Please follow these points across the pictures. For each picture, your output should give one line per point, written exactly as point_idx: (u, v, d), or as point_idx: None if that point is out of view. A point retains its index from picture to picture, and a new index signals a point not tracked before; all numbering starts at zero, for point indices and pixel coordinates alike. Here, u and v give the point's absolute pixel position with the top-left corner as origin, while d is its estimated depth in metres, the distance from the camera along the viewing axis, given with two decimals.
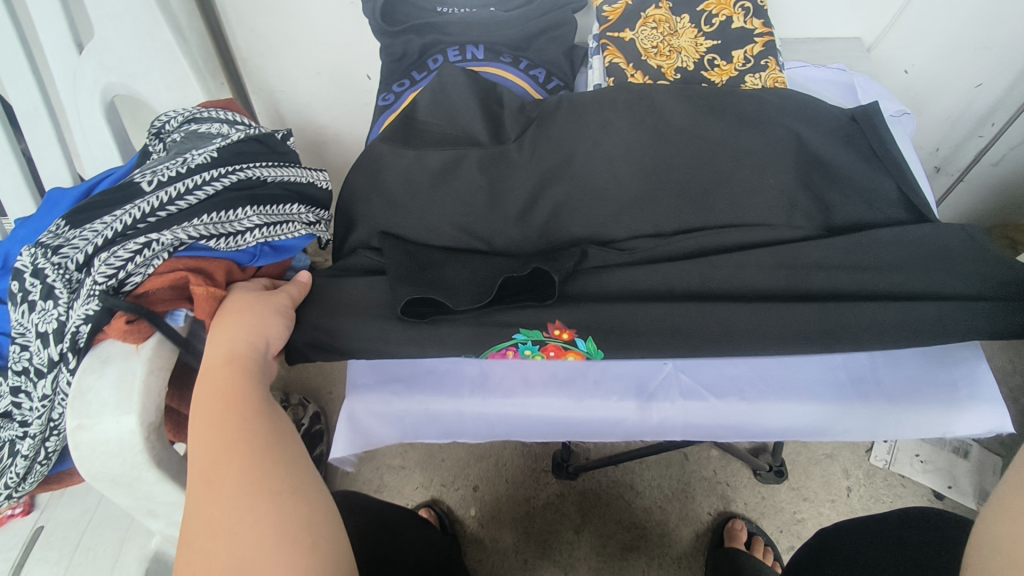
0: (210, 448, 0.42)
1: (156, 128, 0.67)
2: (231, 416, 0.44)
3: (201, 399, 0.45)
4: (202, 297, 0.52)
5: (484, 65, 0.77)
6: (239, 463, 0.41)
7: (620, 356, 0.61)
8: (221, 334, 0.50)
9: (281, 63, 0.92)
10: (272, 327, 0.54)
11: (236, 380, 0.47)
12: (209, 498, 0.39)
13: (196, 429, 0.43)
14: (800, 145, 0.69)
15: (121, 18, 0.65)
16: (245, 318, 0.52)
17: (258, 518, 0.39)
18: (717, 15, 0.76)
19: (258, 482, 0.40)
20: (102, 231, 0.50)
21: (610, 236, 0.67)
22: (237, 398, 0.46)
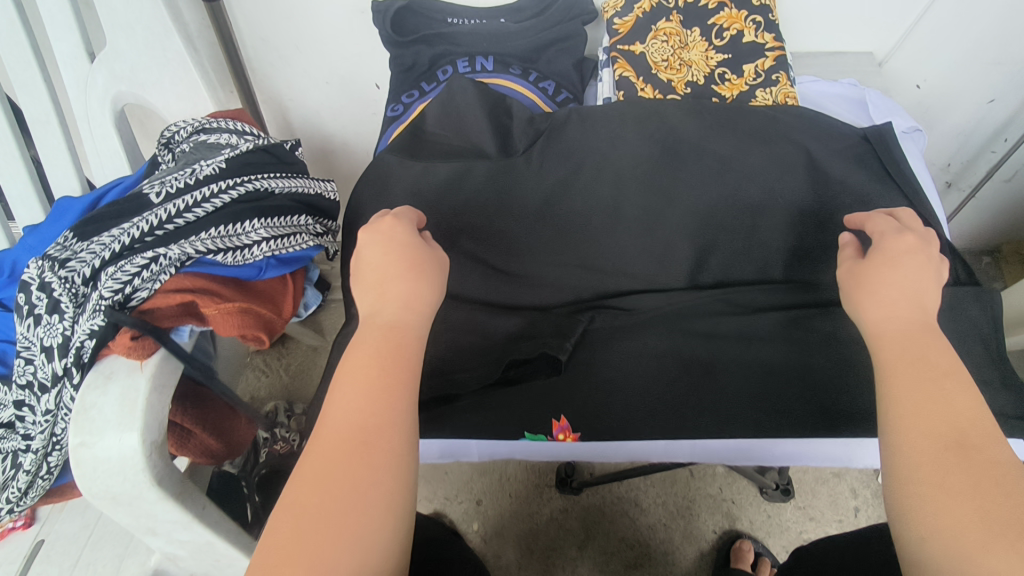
0: (352, 428, 0.40)
1: (165, 139, 0.66)
2: (388, 402, 0.41)
3: (365, 365, 0.43)
4: (216, 317, 0.52)
5: (493, 77, 0.77)
6: (388, 429, 0.40)
7: (626, 375, 0.61)
8: (394, 297, 0.47)
9: (291, 70, 0.92)
10: (441, 274, 0.51)
11: (402, 361, 0.44)
12: (323, 484, 0.38)
13: (351, 397, 0.41)
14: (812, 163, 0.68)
15: (133, 28, 0.65)
16: (423, 268, 0.49)
17: (380, 500, 0.38)
18: (729, 29, 0.75)
19: (376, 497, 0.38)
20: (110, 244, 0.50)
21: (617, 253, 0.66)
22: (399, 383, 0.42)
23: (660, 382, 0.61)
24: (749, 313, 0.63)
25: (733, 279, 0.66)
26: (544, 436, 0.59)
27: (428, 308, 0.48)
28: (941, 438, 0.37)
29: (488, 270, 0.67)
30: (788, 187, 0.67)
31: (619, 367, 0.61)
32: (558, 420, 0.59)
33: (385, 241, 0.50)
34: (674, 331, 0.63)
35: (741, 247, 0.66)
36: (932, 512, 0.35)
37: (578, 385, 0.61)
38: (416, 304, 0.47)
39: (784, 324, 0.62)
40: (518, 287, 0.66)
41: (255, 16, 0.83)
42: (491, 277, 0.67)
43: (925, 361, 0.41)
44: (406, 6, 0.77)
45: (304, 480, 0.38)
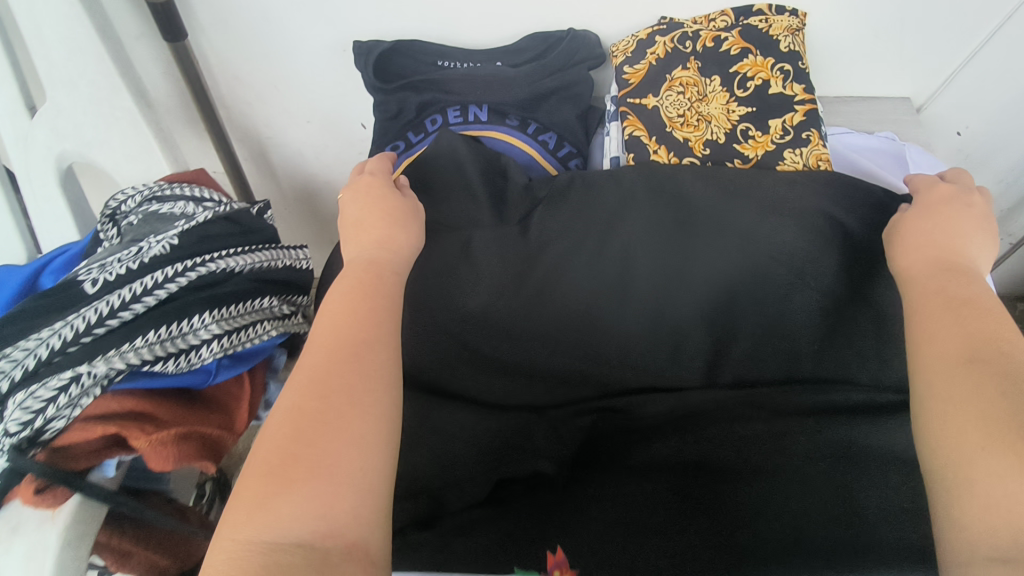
0: (339, 341, 0.45)
1: (109, 210, 0.58)
2: (367, 320, 0.47)
3: (345, 295, 0.49)
4: (147, 452, 0.44)
5: (487, 129, 0.69)
6: (370, 341, 0.45)
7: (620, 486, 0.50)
8: (370, 242, 0.55)
9: (269, 109, 0.84)
10: (414, 216, 0.60)
11: (380, 289, 0.50)
12: (318, 390, 0.42)
13: (335, 316, 0.47)
14: (858, 241, 0.58)
15: (75, 83, 0.57)
16: (396, 210, 0.58)
17: (369, 396, 0.42)
18: (752, 78, 0.66)
19: (366, 394, 0.42)
20: (23, 361, 0.43)
21: (623, 343, 0.58)
22: (377, 307, 0.48)
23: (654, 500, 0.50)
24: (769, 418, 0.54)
25: (757, 376, 0.57)
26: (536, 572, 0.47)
27: (401, 244, 0.56)
28: (953, 357, 0.41)
29: (476, 357, 0.59)
30: (828, 266, 0.57)
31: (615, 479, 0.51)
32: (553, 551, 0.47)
33: (365, 194, 0.58)
34: (684, 437, 0.54)
35: (765, 340, 0.58)
36: (939, 424, 0.39)
37: None
38: (387, 238, 0.55)
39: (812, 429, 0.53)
40: (510, 378, 0.59)
41: (228, 53, 0.76)
42: (479, 366, 0.59)
43: (946, 293, 0.46)
44: (391, 48, 0.69)
45: (298, 385, 0.42)
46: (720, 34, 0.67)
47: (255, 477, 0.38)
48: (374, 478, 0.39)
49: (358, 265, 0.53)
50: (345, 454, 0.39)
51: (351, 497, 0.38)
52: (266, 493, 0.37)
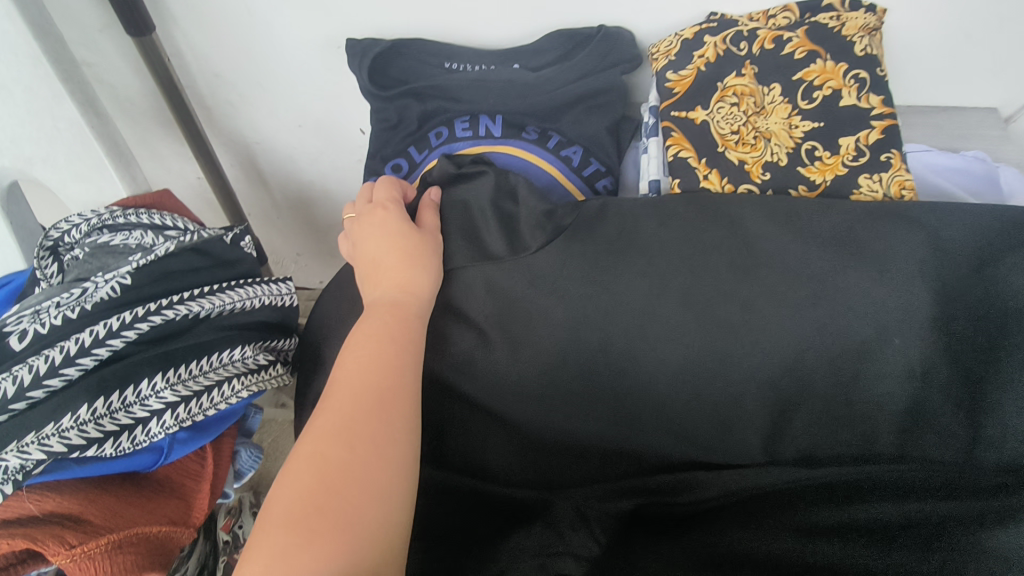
0: (369, 385, 0.39)
1: (50, 242, 0.49)
2: (397, 364, 0.41)
3: (374, 329, 0.44)
4: (69, 567, 0.36)
5: (499, 145, 0.59)
6: (402, 386, 0.40)
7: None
8: (389, 282, 0.47)
9: (255, 112, 0.75)
10: (437, 253, 0.50)
11: (408, 328, 0.45)
12: (347, 433, 0.36)
13: (364, 352, 0.42)
14: (981, 296, 0.44)
15: (9, 90, 0.50)
16: (417, 250, 0.49)
17: (399, 447, 0.37)
18: (821, 87, 0.55)
19: (396, 448, 0.37)
20: None
21: (664, 412, 0.48)
22: (406, 351, 0.43)
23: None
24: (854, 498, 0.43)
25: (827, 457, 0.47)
26: None
27: (423, 286, 0.48)
28: None
29: (483, 420, 0.50)
30: (928, 326, 0.44)
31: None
32: None
33: (384, 225, 0.50)
34: (734, 519, 0.43)
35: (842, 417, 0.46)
36: None
37: None
38: (410, 280, 0.47)
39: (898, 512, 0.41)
40: (524, 448, 0.50)
41: (205, 48, 0.67)
42: (487, 430, 0.50)
43: None
44: (391, 48, 0.60)
45: (322, 426, 0.37)
46: (782, 34, 0.56)
47: (274, 527, 0.32)
48: (393, 544, 0.34)
49: (380, 305, 0.46)
50: (373, 511, 0.34)
51: (377, 557, 0.33)
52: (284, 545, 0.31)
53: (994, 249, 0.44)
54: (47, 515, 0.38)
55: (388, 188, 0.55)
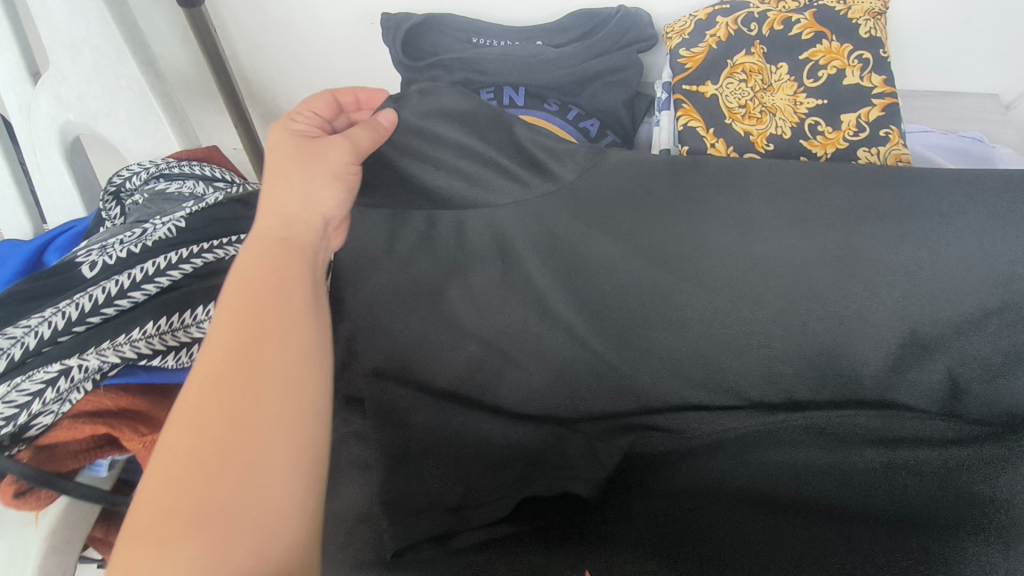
0: (223, 352, 0.32)
1: (114, 186, 0.54)
2: (272, 309, 0.35)
3: (242, 272, 0.36)
4: (142, 452, 0.40)
5: (522, 114, 0.63)
6: (273, 333, 0.33)
7: (658, 511, 0.46)
8: (276, 201, 0.42)
9: (293, 84, 0.80)
10: (330, 160, 0.45)
11: (287, 263, 0.38)
12: (203, 406, 0.30)
13: (225, 304, 0.35)
14: (973, 252, 0.46)
15: (79, 48, 0.53)
16: (312, 163, 0.44)
17: (273, 407, 0.31)
18: (826, 66, 0.59)
19: (261, 415, 0.30)
20: (10, 349, 0.40)
21: (666, 359, 0.52)
22: (285, 291, 0.36)
23: (718, 525, 0.44)
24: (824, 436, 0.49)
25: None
26: None
27: (307, 202, 0.43)
28: None
29: (496, 364, 0.54)
30: (920, 284, 0.47)
31: (666, 517, 0.45)
32: None
33: (282, 141, 0.46)
34: (720, 458, 0.50)
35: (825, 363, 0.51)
36: None
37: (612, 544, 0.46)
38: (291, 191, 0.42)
39: (881, 458, 0.47)
40: (533, 391, 0.53)
41: (249, 22, 0.71)
42: (501, 375, 0.54)
43: None
44: (423, 22, 0.64)
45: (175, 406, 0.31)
46: (791, 16, 0.60)
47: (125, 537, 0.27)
48: (286, 521, 0.29)
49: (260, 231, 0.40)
50: (247, 493, 0.28)
51: (257, 545, 0.27)
52: (136, 557, 0.26)
53: (989, 210, 0.46)
54: (120, 408, 0.41)
55: (319, 98, 0.51)
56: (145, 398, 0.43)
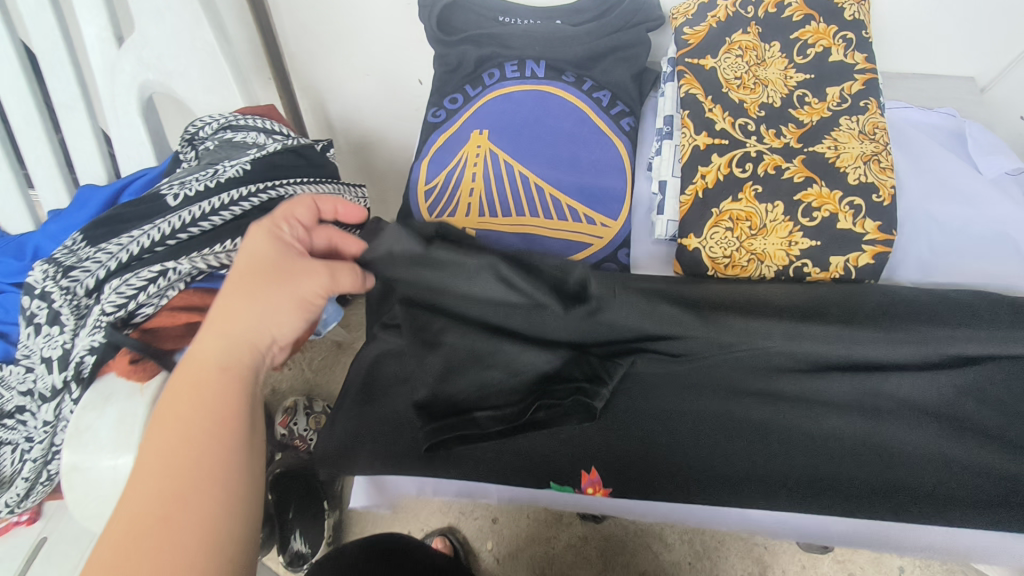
0: (155, 481, 0.37)
1: (189, 135, 0.62)
2: (207, 445, 0.38)
3: (178, 402, 0.39)
4: None
5: (542, 84, 0.71)
6: (200, 471, 0.37)
7: (652, 433, 0.54)
8: (227, 331, 0.42)
9: (331, 62, 0.86)
10: (294, 291, 0.45)
11: (226, 399, 0.41)
12: (130, 548, 0.34)
13: (164, 437, 0.38)
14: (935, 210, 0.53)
15: (161, 15, 0.60)
16: (278, 290, 0.44)
17: (191, 543, 0.35)
18: (813, 45, 0.66)
19: (175, 541, 0.35)
20: (118, 254, 0.48)
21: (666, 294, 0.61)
22: (221, 425, 0.39)
23: (728, 456, 0.54)
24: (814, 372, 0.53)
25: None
26: (570, 487, 0.55)
27: (261, 317, 0.43)
28: None
29: None
30: None
31: (683, 451, 0.54)
32: (588, 472, 0.54)
33: (251, 258, 0.46)
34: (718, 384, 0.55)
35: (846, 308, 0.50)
36: None
37: (607, 444, 0.55)
38: (247, 312, 0.42)
39: (857, 389, 0.52)
40: None
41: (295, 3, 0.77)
42: None
43: None
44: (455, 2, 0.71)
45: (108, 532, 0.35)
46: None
47: None
48: None
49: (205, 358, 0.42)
50: None
51: None
52: None
53: None
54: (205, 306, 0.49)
55: (300, 203, 0.51)
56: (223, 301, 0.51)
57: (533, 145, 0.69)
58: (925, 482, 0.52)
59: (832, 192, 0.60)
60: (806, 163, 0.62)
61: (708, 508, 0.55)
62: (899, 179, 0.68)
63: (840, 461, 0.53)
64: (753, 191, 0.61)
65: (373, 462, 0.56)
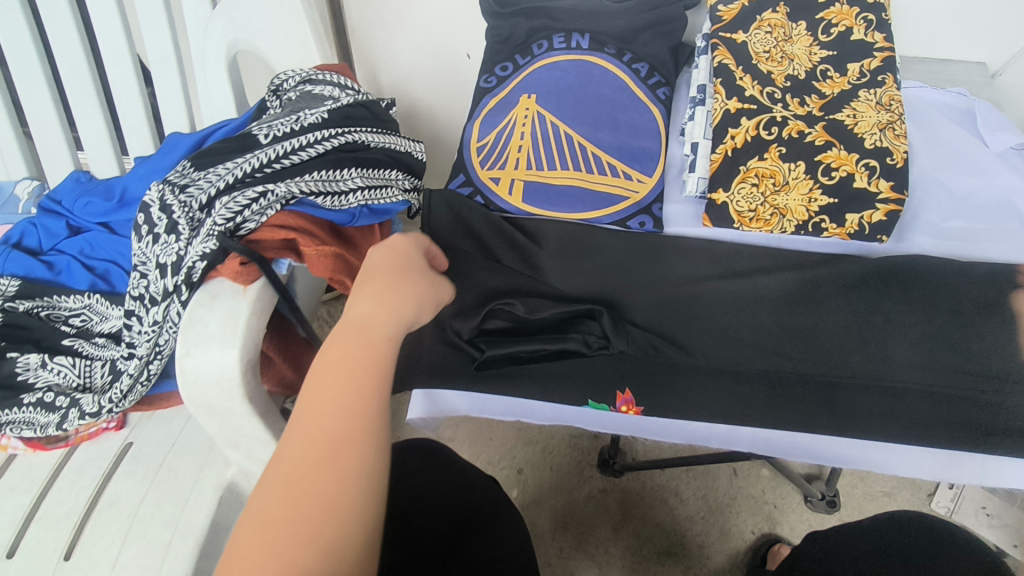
0: (321, 431, 0.35)
1: (275, 86, 0.70)
2: (362, 407, 0.36)
3: (336, 360, 0.38)
4: (313, 256, 0.55)
5: (586, 55, 0.77)
6: (356, 427, 0.35)
7: (682, 361, 0.62)
8: (377, 298, 0.42)
9: (388, 34, 0.93)
10: (428, 308, 0.46)
11: (375, 359, 0.38)
12: (292, 493, 0.32)
13: (327, 389, 0.36)
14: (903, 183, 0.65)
15: None
16: (417, 286, 0.45)
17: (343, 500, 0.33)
18: (837, 25, 0.73)
19: (326, 499, 0.32)
20: (225, 176, 0.54)
21: (690, 247, 0.69)
22: (370, 386, 0.37)
23: (744, 386, 0.61)
24: (809, 314, 0.64)
25: (821, 304, 0.64)
26: (606, 406, 0.62)
27: (409, 316, 0.43)
28: None
29: (557, 242, 0.69)
30: None
31: (705, 379, 0.61)
32: (622, 392, 0.62)
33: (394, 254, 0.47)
34: (735, 322, 0.63)
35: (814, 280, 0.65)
36: None
37: (640, 371, 0.62)
38: (405, 305, 0.42)
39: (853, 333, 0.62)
40: (585, 264, 0.67)
41: None
42: (563, 257, 0.68)
43: None
44: None
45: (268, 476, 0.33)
46: None
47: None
48: None
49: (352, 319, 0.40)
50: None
51: None
52: None
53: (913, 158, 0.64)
54: (298, 225, 0.56)
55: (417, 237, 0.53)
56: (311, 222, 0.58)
57: (577, 109, 0.75)
58: (915, 409, 0.59)
59: (849, 155, 0.66)
60: (827, 129, 0.68)
61: (727, 431, 0.62)
62: (912, 149, 0.74)
63: (842, 392, 0.60)
64: (778, 151, 0.67)
65: (430, 379, 0.63)
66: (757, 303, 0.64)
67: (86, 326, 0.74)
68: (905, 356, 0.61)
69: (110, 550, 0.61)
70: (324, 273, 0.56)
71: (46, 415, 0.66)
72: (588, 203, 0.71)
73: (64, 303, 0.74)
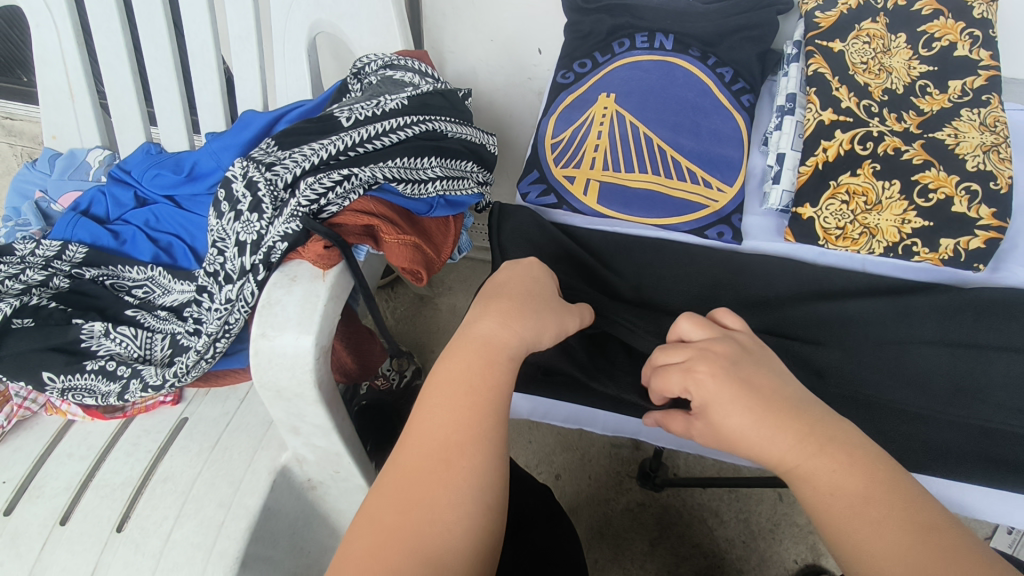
0: (433, 441, 0.35)
1: (357, 69, 0.70)
2: (476, 422, 0.35)
3: (454, 374, 0.37)
4: (394, 245, 0.54)
5: (670, 56, 0.75)
6: (467, 441, 0.34)
7: None
8: (495, 314, 0.41)
9: (461, 24, 0.93)
10: (552, 333, 0.43)
11: (490, 377, 0.37)
12: (404, 500, 0.33)
13: (445, 402, 0.36)
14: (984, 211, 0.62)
15: None
16: (531, 298, 0.43)
17: (451, 511, 0.32)
18: (940, 39, 0.68)
19: (438, 511, 0.32)
20: (310, 157, 0.53)
21: (767, 264, 0.66)
22: (488, 402, 0.36)
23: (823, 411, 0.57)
24: (899, 341, 0.59)
25: (910, 334, 0.60)
26: None
27: (529, 337, 0.41)
28: None
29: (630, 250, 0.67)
30: None
31: None
32: None
33: (518, 272, 0.46)
34: (816, 344, 0.60)
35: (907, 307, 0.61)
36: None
37: None
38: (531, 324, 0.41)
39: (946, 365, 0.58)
40: (656, 273, 0.66)
41: None
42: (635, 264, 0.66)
43: None
44: None
45: (384, 482, 0.34)
46: None
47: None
48: None
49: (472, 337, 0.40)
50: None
51: None
52: None
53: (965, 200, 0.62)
54: (380, 212, 0.56)
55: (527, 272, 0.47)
56: (393, 213, 0.57)
57: (658, 111, 0.73)
58: (1009, 453, 0.55)
59: (949, 176, 0.63)
60: (926, 148, 0.64)
61: None
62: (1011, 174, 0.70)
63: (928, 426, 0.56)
64: (872, 168, 0.64)
65: None
66: (842, 325, 0.61)
67: (148, 298, 0.73)
68: (1002, 393, 0.57)
69: (163, 525, 0.61)
70: (402, 263, 0.55)
71: (106, 383, 0.66)
72: (664, 208, 0.69)
73: (127, 273, 0.74)
